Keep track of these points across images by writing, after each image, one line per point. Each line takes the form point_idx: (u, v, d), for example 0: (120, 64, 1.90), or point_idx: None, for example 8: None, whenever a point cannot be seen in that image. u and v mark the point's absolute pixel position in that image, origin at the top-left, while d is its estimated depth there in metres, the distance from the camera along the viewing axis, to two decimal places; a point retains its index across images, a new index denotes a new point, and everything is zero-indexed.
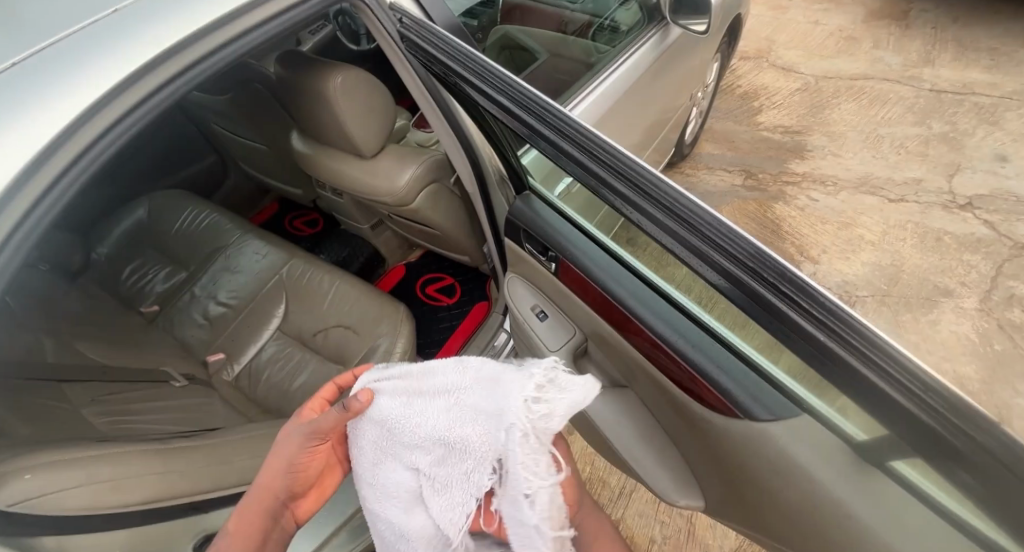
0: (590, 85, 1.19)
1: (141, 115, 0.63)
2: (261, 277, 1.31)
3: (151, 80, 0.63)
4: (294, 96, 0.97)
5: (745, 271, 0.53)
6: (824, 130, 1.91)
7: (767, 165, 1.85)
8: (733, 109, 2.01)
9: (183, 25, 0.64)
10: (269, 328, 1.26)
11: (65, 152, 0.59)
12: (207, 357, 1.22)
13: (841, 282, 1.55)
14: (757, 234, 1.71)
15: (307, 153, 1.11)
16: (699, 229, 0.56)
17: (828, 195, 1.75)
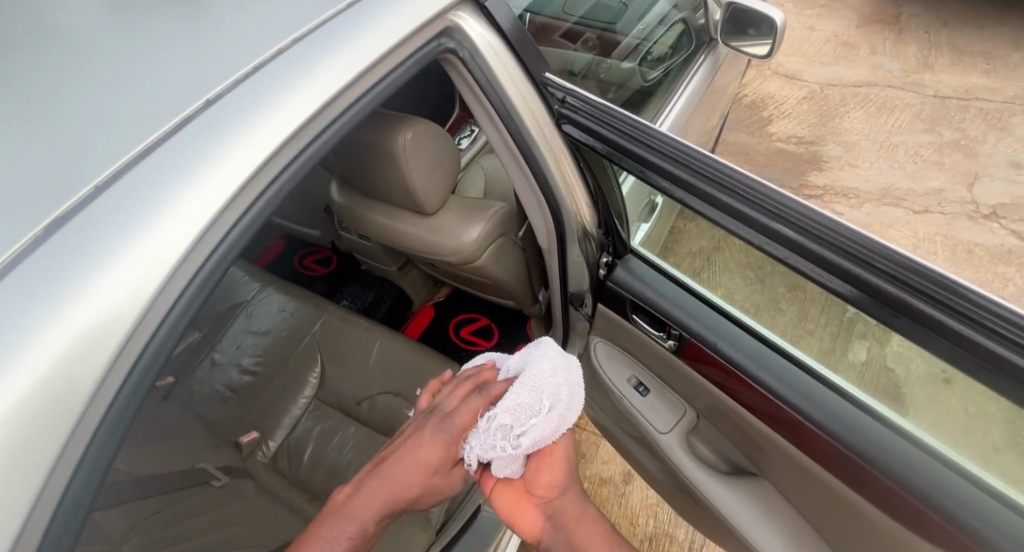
0: (662, 112, 1.26)
1: (251, 223, 0.52)
2: (289, 339, 1.24)
3: (261, 179, 0.51)
4: (350, 153, 0.88)
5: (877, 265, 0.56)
6: (837, 139, 1.84)
7: (786, 178, 1.76)
8: (743, 120, 1.92)
9: (295, 107, 0.52)
10: (305, 396, 1.18)
11: (175, 285, 0.47)
12: (240, 438, 1.12)
13: None
14: None
15: (356, 209, 1.01)
16: (840, 248, 0.57)
17: (852, 207, 1.70)
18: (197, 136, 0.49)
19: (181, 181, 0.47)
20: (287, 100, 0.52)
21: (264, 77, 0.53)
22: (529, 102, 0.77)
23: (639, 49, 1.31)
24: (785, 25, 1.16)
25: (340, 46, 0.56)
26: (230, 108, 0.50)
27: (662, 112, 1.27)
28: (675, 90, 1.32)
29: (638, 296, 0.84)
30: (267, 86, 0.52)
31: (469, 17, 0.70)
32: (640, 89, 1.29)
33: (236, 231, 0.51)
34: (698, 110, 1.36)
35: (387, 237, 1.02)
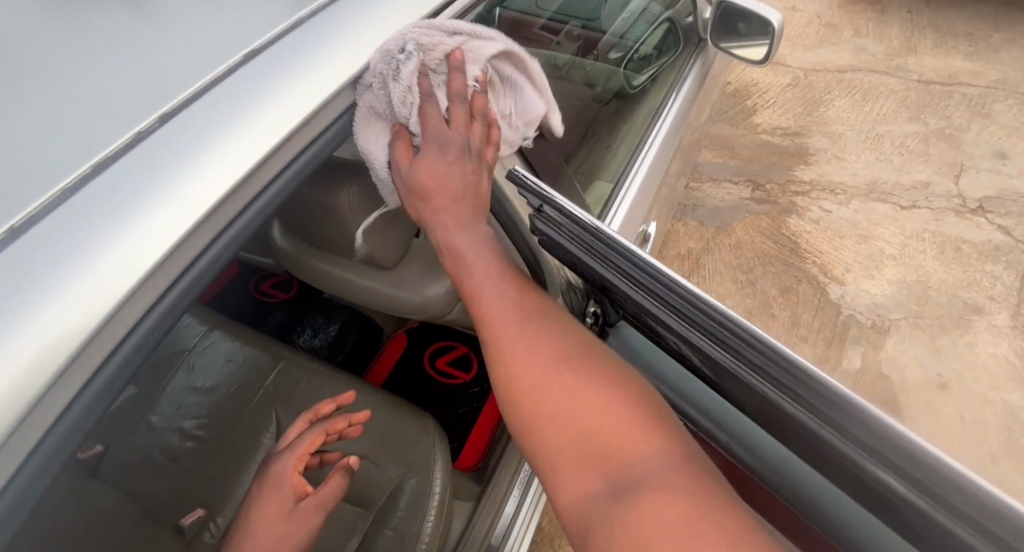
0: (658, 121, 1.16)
1: (168, 310, 0.43)
2: (240, 396, 1.17)
3: (182, 256, 0.42)
4: (309, 214, 0.89)
5: (871, 440, 0.41)
6: (823, 130, 1.78)
7: (772, 173, 1.72)
8: (726, 110, 1.86)
9: (188, 197, 0.42)
10: (258, 462, 1.10)
11: (26, 440, 0.37)
12: (183, 519, 1.02)
13: (872, 305, 1.53)
14: (774, 253, 1.60)
15: (314, 266, 1.02)
16: (845, 433, 0.43)
17: (840, 204, 1.65)
18: (54, 236, 0.39)
19: (69, 260, 0.38)
20: (216, 154, 0.44)
21: (181, 129, 0.45)
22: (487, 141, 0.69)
23: (625, 47, 1.20)
24: (783, 25, 1.03)
25: (281, 85, 0.48)
26: (142, 168, 0.42)
27: (659, 116, 1.17)
28: (669, 92, 1.23)
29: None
30: (190, 141, 0.44)
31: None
32: (626, 93, 1.19)
33: (149, 317, 0.42)
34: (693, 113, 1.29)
35: (347, 291, 1.04)
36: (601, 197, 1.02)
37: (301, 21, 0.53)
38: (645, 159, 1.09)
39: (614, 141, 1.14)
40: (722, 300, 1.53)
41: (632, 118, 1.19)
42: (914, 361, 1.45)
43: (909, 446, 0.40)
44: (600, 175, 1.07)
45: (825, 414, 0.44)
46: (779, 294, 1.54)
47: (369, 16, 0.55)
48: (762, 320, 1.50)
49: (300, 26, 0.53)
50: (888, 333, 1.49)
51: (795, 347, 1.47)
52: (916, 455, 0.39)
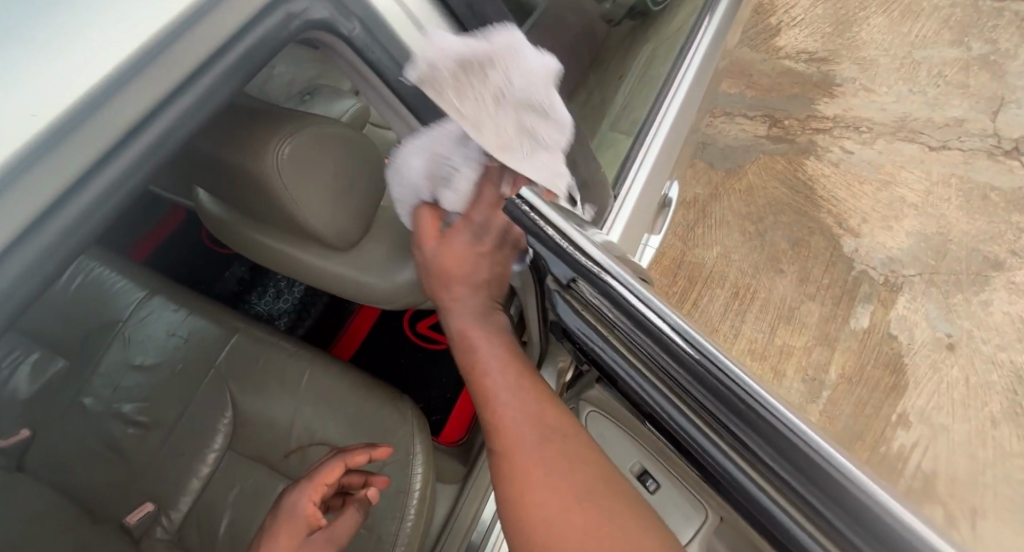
0: (695, 42, 1.15)
1: (8, 290, 0.36)
2: (192, 370, 1.06)
3: (19, 214, 0.34)
4: (252, 193, 0.75)
5: (822, 506, 0.46)
6: (853, 56, 1.66)
7: (792, 107, 1.60)
8: (749, 32, 1.75)
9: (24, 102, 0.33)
10: (214, 450, 1.02)
11: None
12: (128, 517, 0.97)
13: (885, 260, 1.41)
14: (787, 199, 1.49)
15: (261, 240, 0.90)
16: (805, 486, 0.47)
17: (864, 144, 1.53)
18: None
19: None
20: (57, 58, 0.34)
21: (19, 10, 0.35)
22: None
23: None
24: None
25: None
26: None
27: (694, 38, 1.15)
28: (697, 27, 1.17)
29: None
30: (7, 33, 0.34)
31: None
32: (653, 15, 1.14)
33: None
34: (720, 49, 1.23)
35: (307, 274, 0.91)
36: (613, 160, 0.96)
37: None
38: (669, 110, 1.04)
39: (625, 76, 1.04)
40: (728, 253, 1.42)
41: (656, 50, 1.11)
42: (925, 320, 1.35)
43: (890, 527, 0.43)
44: (616, 127, 1.00)
45: (788, 482, 0.48)
46: (789, 246, 1.42)
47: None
48: (769, 277, 1.39)
49: None
50: (901, 290, 1.38)
51: (802, 306, 1.36)
52: (870, 523, 0.44)
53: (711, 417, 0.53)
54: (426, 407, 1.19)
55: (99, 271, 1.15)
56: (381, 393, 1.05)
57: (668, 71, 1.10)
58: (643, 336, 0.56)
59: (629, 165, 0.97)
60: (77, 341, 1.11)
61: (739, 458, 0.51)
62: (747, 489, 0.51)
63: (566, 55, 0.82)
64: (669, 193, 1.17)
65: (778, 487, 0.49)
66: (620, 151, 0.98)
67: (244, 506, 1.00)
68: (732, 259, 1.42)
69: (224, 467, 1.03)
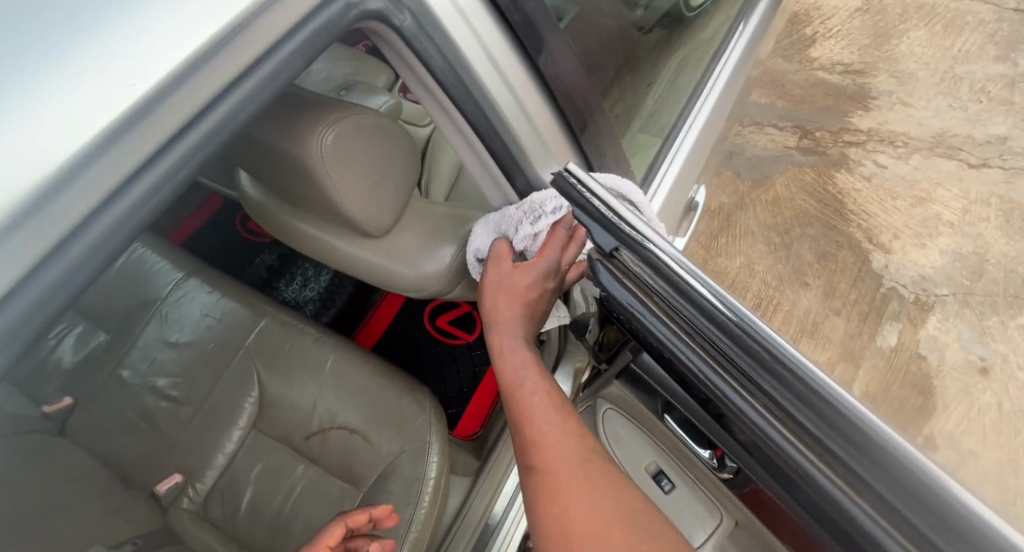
0: (727, 46, 1.16)
1: (80, 261, 0.37)
2: (223, 348, 1.12)
3: (86, 197, 0.36)
4: (287, 176, 0.79)
5: (859, 464, 0.47)
6: (890, 68, 1.63)
7: (824, 118, 1.58)
8: (782, 42, 1.73)
9: (106, 88, 0.35)
10: (240, 427, 1.08)
11: None
12: (158, 486, 1.02)
13: (916, 278, 1.38)
14: (815, 212, 1.47)
15: (298, 226, 0.95)
16: (819, 425, 0.49)
17: (898, 158, 1.50)
18: None
19: None
20: (129, 50, 0.36)
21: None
22: (503, 75, 0.60)
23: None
24: None
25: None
26: (17, 63, 0.34)
27: (727, 44, 1.16)
28: (732, 35, 1.18)
29: (665, 389, 0.81)
30: (94, 16, 0.36)
31: None
32: (682, 20, 1.08)
33: (44, 274, 0.35)
34: (752, 59, 1.23)
35: (337, 260, 0.95)
36: (644, 160, 0.98)
37: None
38: (698, 117, 1.06)
39: (659, 77, 1.03)
40: (752, 264, 1.41)
41: (690, 57, 1.11)
42: (956, 341, 1.31)
43: (901, 462, 0.45)
44: (647, 129, 1.01)
45: (816, 439, 0.50)
46: (815, 260, 1.40)
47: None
48: (793, 289, 1.37)
49: None
50: (932, 310, 1.34)
51: (826, 320, 1.34)
52: (914, 488, 0.44)
53: (745, 375, 0.54)
54: (443, 399, 1.22)
55: (142, 253, 1.22)
56: (400, 382, 1.08)
57: (697, 78, 1.11)
58: (683, 301, 0.56)
59: (658, 168, 1.00)
60: (118, 316, 1.17)
61: (772, 417, 0.54)
62: (759, 426, 0.55)
63: (596, 56, 0.83)
64: (696, 199, 1.16)
65: (782, 421, 0.53)
66: (650, 154, 1.00)
67: (267, 483, 1.05)
68: (756, 269, 1.40)
69: (250, 444, 1.08)
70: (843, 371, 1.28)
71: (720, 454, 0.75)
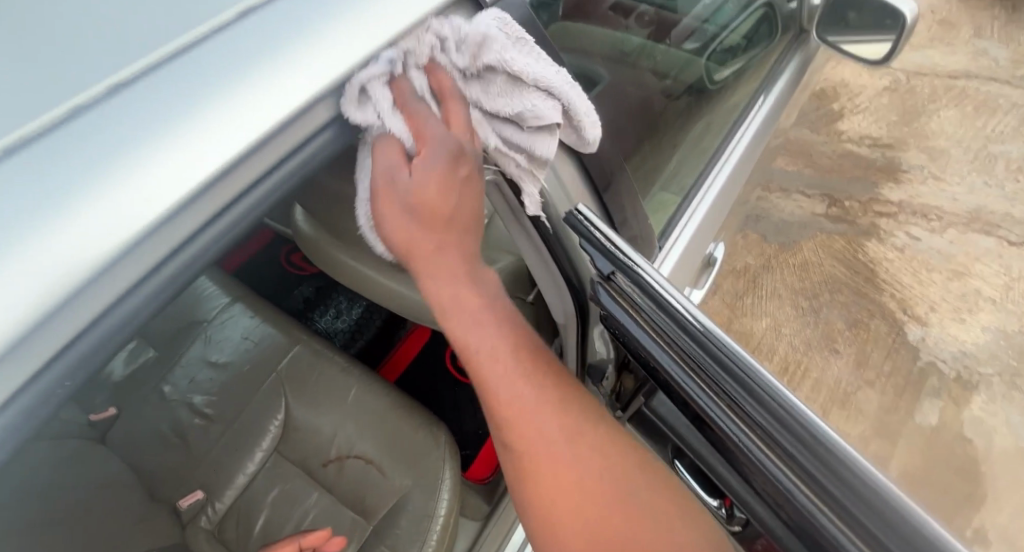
0: (751, 113, 1.19)
1: (140, 309, 0.34)
2: (255, 374, 1.18)
3: (159, 246, 0.32)
4: (330, 204, 0.87)
5: (827, 480, 0.48)
6: (920, 144, 1.68)
7: (853, 190, 1.60)
8: (810, 114, 1.78)
9: (218, 136, 0.33)
10: (262, 449, 1.12)
11: None
12: (180, 501, 1.07)
13: (957, 354, 1.34)
14: (845, 278, 1.45)
15: (341, 258, 1.02)
16: (784, 439, 0.50)
17: (933, 232, 1.50)
18: (60, 157, 0.30)
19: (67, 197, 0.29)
20: (248, 98, 0.34)
21: (228, 47, 0.35)
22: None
23: (708, 36, 1.10)
24: (915, 21, 1.01)
25: (279, 47, 0.36)
26: (132, 106, 0.32)
27: (748, 113, 1.19)
28: (755, 102, 1.21)
29: (676, 435, 0.77)
30: (216, 63, 0.34)
31: None
32: (706, 93, 1.12)
33: (49, 377, 0.30)
34: (774, 126, 1.27)
35: (371, 290, 1.03)
36: (664, 213, 1.03)
37: None
38: (716, 179, 1.11)
39: (682, 147, 1.08)
40: (778, 326, 1.39)
41: (714, 121, 1.15)
42: (1004, 426, 1.25)
43: (860, 475, 0.47)
44: (666, 189, 1.05)
45: (783, 453, 0.50)
46: (846, 327, 1.37)
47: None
48: (823, 356, 1.34)
49: None
50: (977, 389, 1.29)
51: (858, 392, 1.30)
52: (894, 522, 0.44)
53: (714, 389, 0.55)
54: (459, 441, 1.23)
55: None
56: (419, 417, 1.10)
57: (719, 142, 1.15)
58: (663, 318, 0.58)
59: (677, 223, 1.04)
60: None
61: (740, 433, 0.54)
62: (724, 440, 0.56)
63: (623, 117, 0.90)
64: (715, 254, 1.19)
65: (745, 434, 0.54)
66: (670, 209, 1.05)
67: (281, 507, 1.08)
68: (782, 331, 1.38)
69: (269, 467, 1.12)
70: (878, 447, 1.22)
71: (728, 502, 0.73)
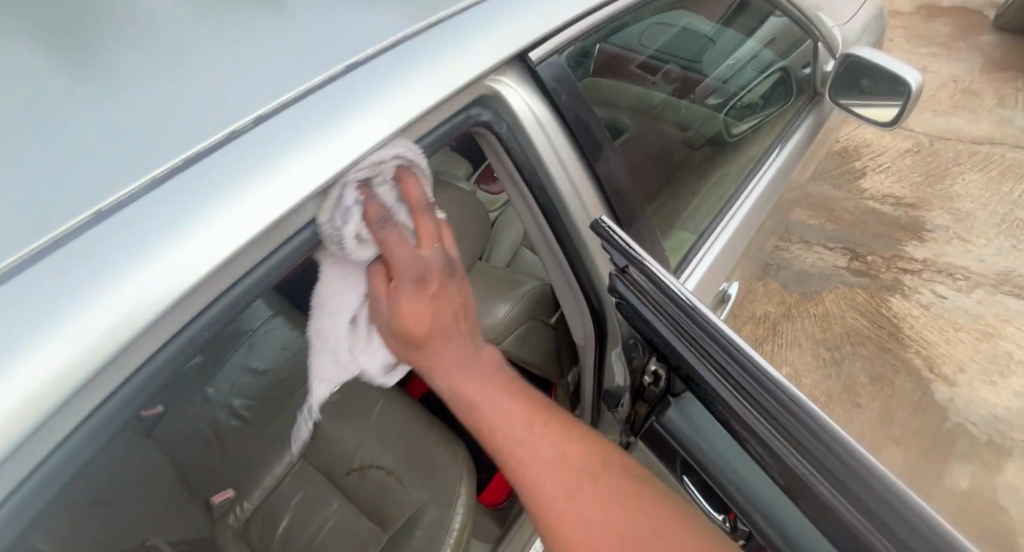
0: (767, 160, 1.25)
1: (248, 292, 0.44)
2: (286, 383, 1.21)
3: (266, 244, 0.43)
4: None
5: (835, 473, 0.52)
6: (949, 203, 1.79)
7: (876, 245, 1.65)
8: (832, 170, 1.88)
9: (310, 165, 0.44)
10: (291, 454, 1.18)
11: (111, 377, 0.37)
12: (213, 496, 1.09)
13: (989, 417, 1.34)
14: (869, 332, 1.47)
15: None
16: (796, 432, 0.55)
17: (958, 292, 1.55)
18: (195, 182, 0.41)
19: (201, 206, 0.40)
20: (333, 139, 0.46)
21: (316, 105, 0.47)
22: (563, 162, 0.74)
23: (729, 94, 1.19)
24: (922, 89, 1.09)
25: (313, 134, 0.45)
26: (248, 149, 0.43)
27: (765, 160, 1.25)
28: (772, 150, 1.27)
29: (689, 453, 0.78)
30: (309, 118, 0.46)
31: (510, 80, 0.65)
32: (723, 145, 1.19)
33: (181, 339, 0.40)
34: (790, 175, 1.31)
35: None
36: (679, 250, 1.08)
37: (418, 29, 0.57)
38: (732, 220, 1.15)
39: (701, 193, 1.15)
40: (798, 376, 1.38)
41: (731, 170, 1.21)
42: None
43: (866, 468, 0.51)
44: (684, 228, 1.10)
45: (796, 445, 0.55)
46: (869, 381, 1.37)
47: (473, 42, 0.59)
48: (846, 409, 1.33)
49: (418, 32, 0.56)
50: (1014, 454, 1.28)
51: (882, 448, 1.28)
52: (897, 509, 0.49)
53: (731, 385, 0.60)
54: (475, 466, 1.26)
55: None
56: (440, 434, 1.15)
57: (738, 186, 1.20)
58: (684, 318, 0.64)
59: (692, 260, 1.08)
60: None
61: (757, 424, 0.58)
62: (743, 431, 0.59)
63: (644, 158, 0.99)
64: (729, 291, 1.23)
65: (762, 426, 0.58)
66: (684, 247, 1.09)
67: (303, 511, 1.13)
68: (803, 381, 1.37)
69: (295, 473, 1.18)
70: None
71: (733, 516, 0.74)
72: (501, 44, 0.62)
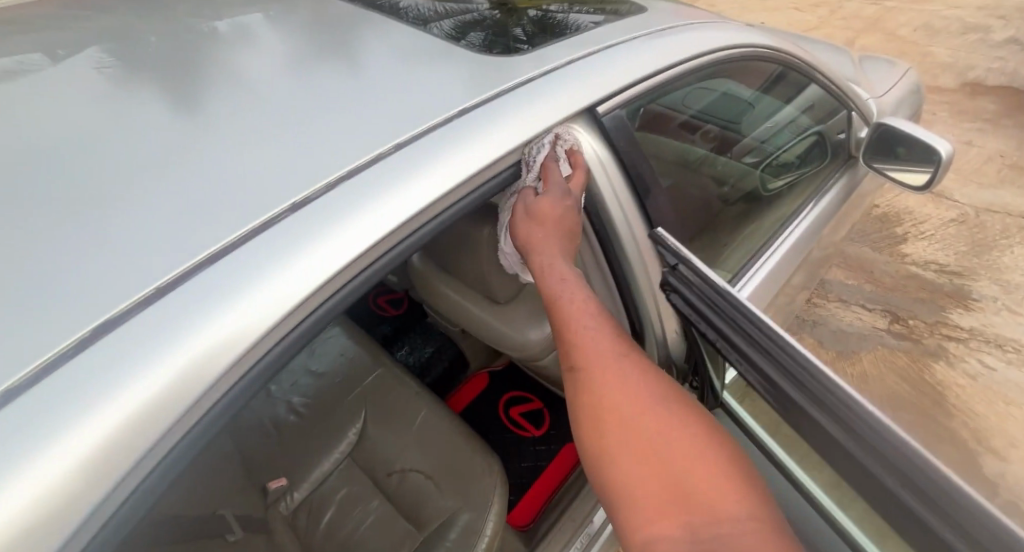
0: (801, 211, 1.32)
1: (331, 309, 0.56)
2: (341, 388, 1.32)
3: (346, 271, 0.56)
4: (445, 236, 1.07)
5: (846, 434, 0.59)
6: (993, 275, 1.89)
7: (919, 310, 1.79)
8: (873, 238, 2.04)
9: (383, 212, 0.59)
10: (339, 452, 1.27)
11: (230, 376, 0.50)
12: (269, 483, 1.14)
13: None
14: (910, 395, 1.59)
15: (446, 293, 1.21)
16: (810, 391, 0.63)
17: (1008, 363, 1.66)
18: (296, 227, 0.56)
19: (298, 247, 0.54)
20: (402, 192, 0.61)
21: (390, 165, 0.62)
22: (618, 194, 0.85)
23: (765, 153, 1.28)
24: (952, 155, 1.15)
25: (392, 186, 0.60)
26: (337, 200, 0.58)
27: (799, 213, 1.31)
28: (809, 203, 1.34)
29: None
30: (388, 176, 0.61)
31: (576, 130, 0.78)
32: (759, 200, 1.28)
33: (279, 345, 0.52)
34: (820, 235, 1.36)
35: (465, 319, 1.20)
36: None
37: (481, 102, 0.72)
38: (767, 261, 1.21)
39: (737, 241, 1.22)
40: None
41: (762, 221, 1.27)
42: None
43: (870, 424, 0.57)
44: (719, 266, 1.16)
45: (814, 404, 0.63)
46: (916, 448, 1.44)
47: (533, 106, 0.74)
48: None
49: (482, 104, 0.72)
50: None
51: None
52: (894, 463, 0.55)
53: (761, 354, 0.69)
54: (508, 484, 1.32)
55: None
56: (479, 446, 1.23)
57: (775, 234, 1.27)
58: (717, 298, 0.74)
59: None
60: None
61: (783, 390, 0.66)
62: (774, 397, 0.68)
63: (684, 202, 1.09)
64: None
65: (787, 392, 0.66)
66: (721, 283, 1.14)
67: (346, 507, 1.20)
68: None
69: (341, 470, 1.26)
70: None
71: None
72: (562, 107, 0.76)
